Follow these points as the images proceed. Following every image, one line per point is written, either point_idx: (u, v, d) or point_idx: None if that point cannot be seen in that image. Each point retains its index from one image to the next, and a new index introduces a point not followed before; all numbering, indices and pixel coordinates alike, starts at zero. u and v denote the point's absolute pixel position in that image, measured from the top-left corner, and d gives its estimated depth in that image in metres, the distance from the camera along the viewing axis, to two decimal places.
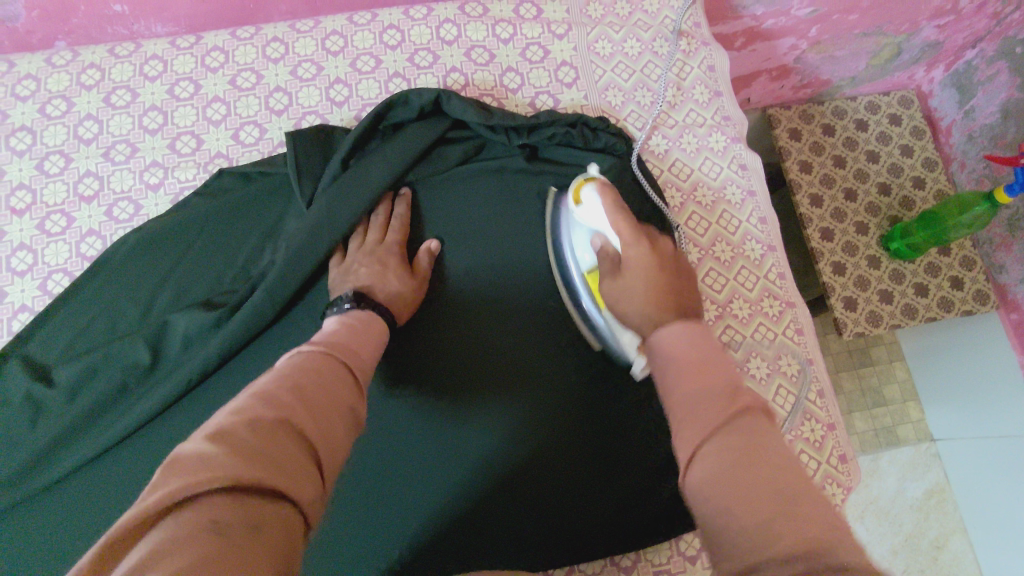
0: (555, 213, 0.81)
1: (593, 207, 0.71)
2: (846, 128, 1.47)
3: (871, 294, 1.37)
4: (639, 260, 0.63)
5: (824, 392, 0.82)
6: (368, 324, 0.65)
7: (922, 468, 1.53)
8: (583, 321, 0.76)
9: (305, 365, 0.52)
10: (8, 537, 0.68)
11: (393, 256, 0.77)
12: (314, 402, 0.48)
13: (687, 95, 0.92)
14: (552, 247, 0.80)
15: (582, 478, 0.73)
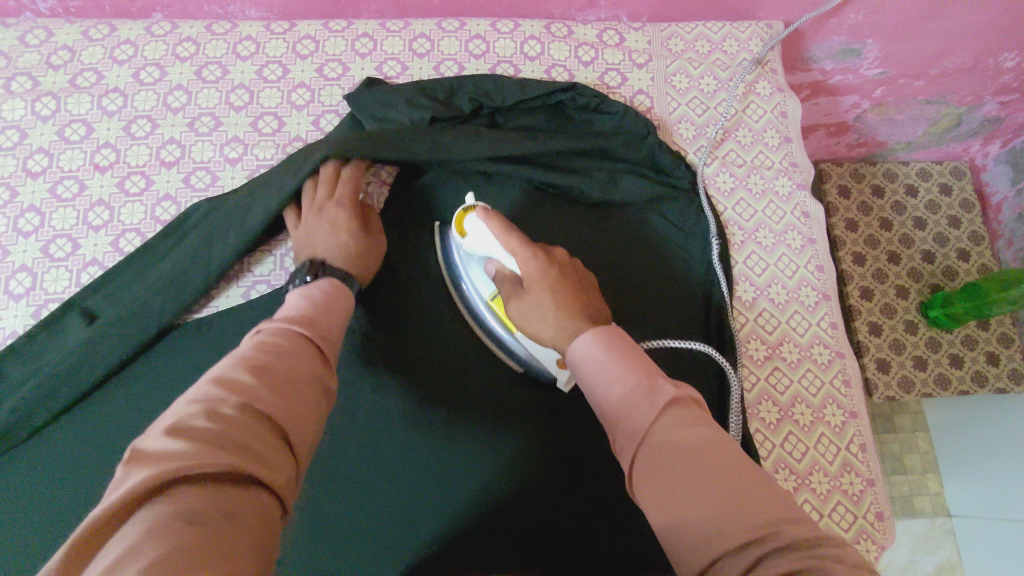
0: (445, 246, 0.82)
1: (478, 231, 0.70)
2: (895, 192, 1.48)
3: (905, 359, 1.37)
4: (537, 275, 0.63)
5: (867, 446, 0.81)
6: (332, 289, 0.64)
7: (934, 542, 1.48)
8: (500, 349, 0.78)
9: (268, 346, 0.51)
10: (54, 482, 0.72)
11: (343, 211, 0.76)
12: (281, 385, 0.48)
13: (757, 137, 0.93)
14: (449, 276, 0.82)
15: (564, 513, 0.73)
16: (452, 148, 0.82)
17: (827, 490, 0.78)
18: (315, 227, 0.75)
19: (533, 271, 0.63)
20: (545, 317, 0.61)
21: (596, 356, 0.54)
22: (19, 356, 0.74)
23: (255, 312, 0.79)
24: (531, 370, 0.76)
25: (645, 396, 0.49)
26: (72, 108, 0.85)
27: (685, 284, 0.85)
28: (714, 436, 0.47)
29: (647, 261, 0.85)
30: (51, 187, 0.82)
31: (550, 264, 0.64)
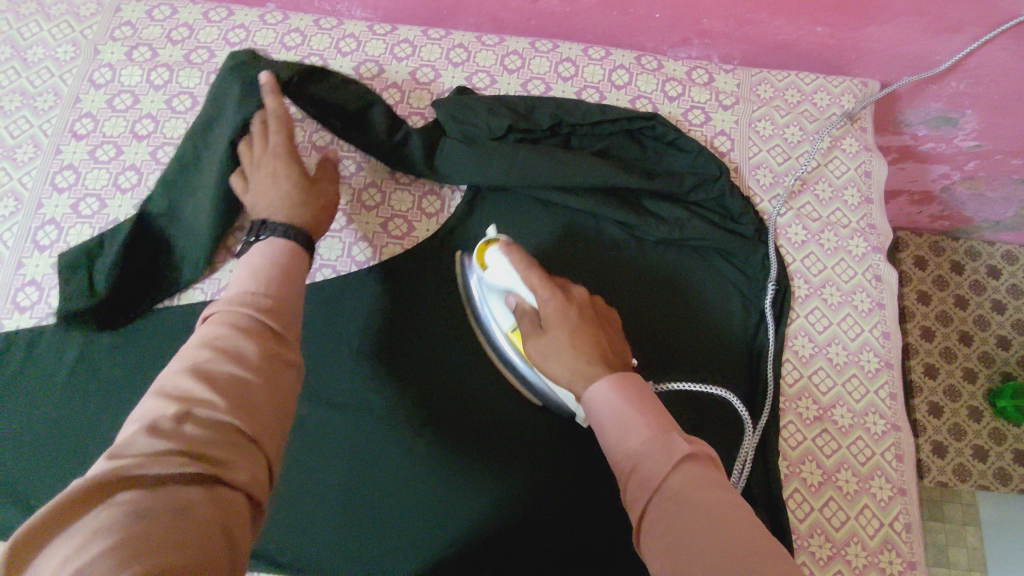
0: (467, 276, 0.81)
1: (498, 265, 0.71)
2: (976, 271, 1.43)
3: (964, 447, 1.32)
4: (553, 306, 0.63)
5: (913, 527, 0.77)
6: (288, 256, 0.62)
7: None
8: (520, 381, 0.77)
9: (216, 343, 0.52)
10: (101, 428, 0.76)
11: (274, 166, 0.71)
12: (233, 386, 0.49)
13: (837, 193, 0.91)
14: (470, 306, 0.80)
15: (560, 526, 0.74)
16: (518, 165, 0.85)
17: (863, 564, 0.75)
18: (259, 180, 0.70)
19: (549, 308, 0.62)
20: (558, 359, 0.59)
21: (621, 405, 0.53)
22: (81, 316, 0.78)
23: (319, 296, 0.82)
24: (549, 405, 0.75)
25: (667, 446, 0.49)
26: (183, 81, 0.91)
27: (729, 325, 0.84)
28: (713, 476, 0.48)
29: (693, 299, 0.85)
30: (152, 150, 0.87)
31: (566, 299, 0.63)
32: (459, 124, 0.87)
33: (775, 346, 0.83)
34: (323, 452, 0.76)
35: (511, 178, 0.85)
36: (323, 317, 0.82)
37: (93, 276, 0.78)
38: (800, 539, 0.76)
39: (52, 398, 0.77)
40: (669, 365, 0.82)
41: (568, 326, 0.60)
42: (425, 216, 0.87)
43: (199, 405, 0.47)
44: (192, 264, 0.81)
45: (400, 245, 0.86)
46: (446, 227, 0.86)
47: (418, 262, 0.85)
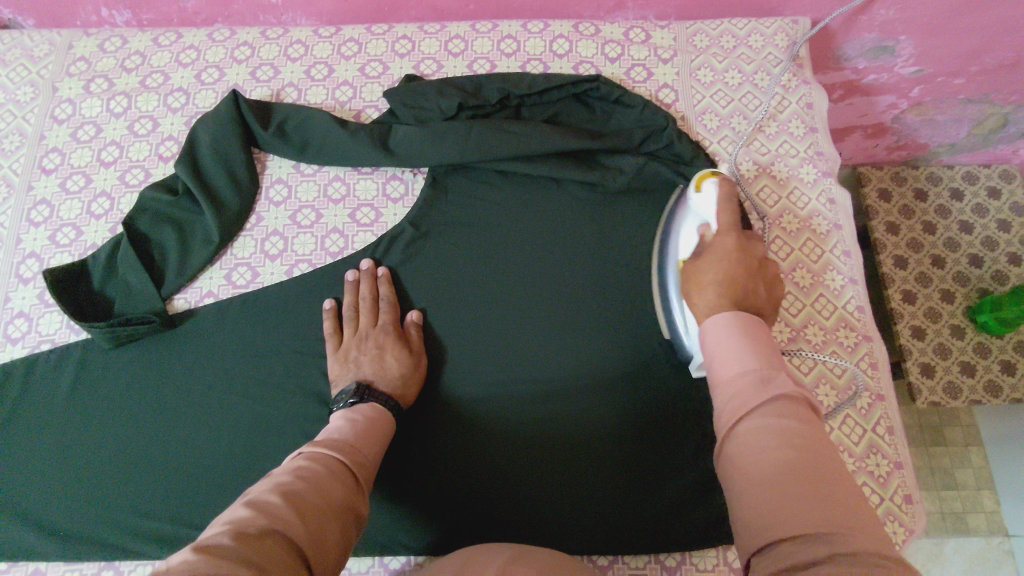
0: (675, 205, 0.81)
1: (709, 194, 0.73)
2: (939, 196, 1.41)
3: (951, 365, 1.30)
4: (724, 246, 0.62)
5: (895, 430, 0.81)
6: (369, 416, 0.69)
7: (993, 563, 1.26)
8: (664, 319, 0.79)
9: (301, 468, 0.56)
10: (103, 441, 0.78)
11: (389, 335, 0.80)
12: (308, 511, 0.51)
13: (782, 127, 0.95)
14: (661, 233, 0.82)
15: (566, 474, 0.78)
16: (471, 138, 0.88)
17: (852, 471, 0.78)
18: (361, 360, 0.78)
19: (723, 242, 0.63)
20: (709, 286, 0.61)
21: (727, 342, 0.54)
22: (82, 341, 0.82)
23: (298, 290, 0.85)
24: (676, 344, 0.78)
25: (757, 388, 0.50)
26: (142, 106, 0.94)
27: None
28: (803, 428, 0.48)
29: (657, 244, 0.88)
30: (120, 175, 0.90)
31: (743, 242, 0.63)
32: (412, 108, 0.91)
33: None
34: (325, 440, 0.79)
35: (465, 151, 0.88)
36: (303, 309, 0.85)
37: (100, 288, 0.84)
38: None
39: (53, 419, 0.80)
40: (644, 308, 0.84)
41: (731, 257, 0.61)
42: (391, 201, 0.90)
43: (275, 517, 0.49)
44: (177, 274, 0.85)
45: (370, 232, 0.89)
46: (415, 207, 0.89)
47: (390, 244, 0.87)
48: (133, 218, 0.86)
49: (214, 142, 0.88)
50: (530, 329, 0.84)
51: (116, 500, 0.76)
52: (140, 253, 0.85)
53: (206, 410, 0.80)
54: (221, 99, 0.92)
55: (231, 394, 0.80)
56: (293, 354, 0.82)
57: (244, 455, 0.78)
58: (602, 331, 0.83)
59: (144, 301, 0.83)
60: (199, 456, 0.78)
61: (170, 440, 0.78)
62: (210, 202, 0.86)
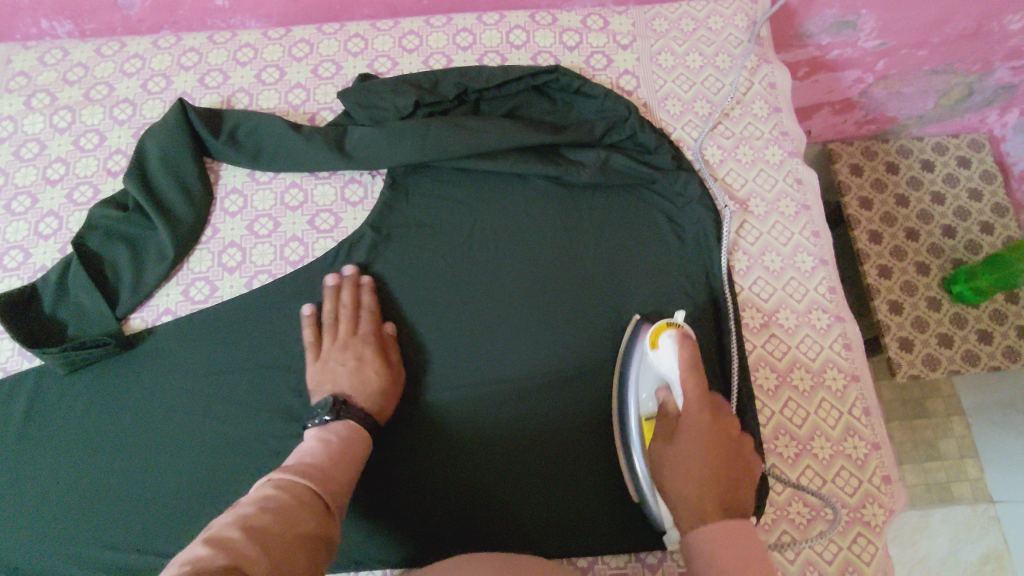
0: (632, 342, 0.77)
1: (667, 354, 0.70)
2: (911, 167, 1.39)
3: (929, 338, 1.28)
4: (693, 429, 0.63)
5: (871, 410, 0.80)
6: (339, 443, 0.66)
7: (978, 530, 1.26)
8: (629, 474, 0.73)
9: (265, 500, 0.53)
10: (63, 470, 0.76)
11: (369, 347, 0.78)
12: (280, 540, 0.49)
13: (746, 109, 0.94)
14: (616, 391, 0.77)
15: (543, 476, 0.76)
16: (428, 137, 0.86)
17: (830, 455, 0.77)
18: (338, 371, 0.76)
19: (689, 419, 0.64)
20: (685, 472, 0.61)
21: (709, 536, 0.56)
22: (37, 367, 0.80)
23: (258, 302, 0.83)
24: (645, 505, 0.72)
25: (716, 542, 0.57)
26: (87, 120, 0.90)
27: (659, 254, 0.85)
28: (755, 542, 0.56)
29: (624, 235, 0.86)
30: (68, 193, 0.87)
31: (710, 403, 0.65)
32: (368, 108, 0.89)
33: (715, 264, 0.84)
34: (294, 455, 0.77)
35: (423, 151, 0.86)
36: (263, 322, 0.82)
37: (50, 312, 0.80)
38: (766, 443, 0.78)
39: (10, 450, 0.77)
40: (613, 302, 0.83)
41: (706, 441, 0.62)
42: (350, 205, 0.88)
43: (248, 547, 0.47)
44: (132, 293, 0.82)
45: (330, 239, 0.86)
46: (375, 210, 0.87)
47: (352, 250, 0.85)
48: (82, 238, 0.83)
49: (163, 155, 0.85)
50: (497, 329, 0.82)
51: (79, 531, 0.74)
52: (92, 273, 0.82)
53: (168, 432, 0.77)
54: (168, 109, 0.89)
55: (194, 414, 0.78)
56: (256, 369, 0.80)
57: (210, 475, 0.76)
58: (570, 326, 0.82)
59: (99, 323, 0.80)
60: (163, 480, 0.76)
61: (133, 465, 0.76)
62: (163, 218, 0.83)
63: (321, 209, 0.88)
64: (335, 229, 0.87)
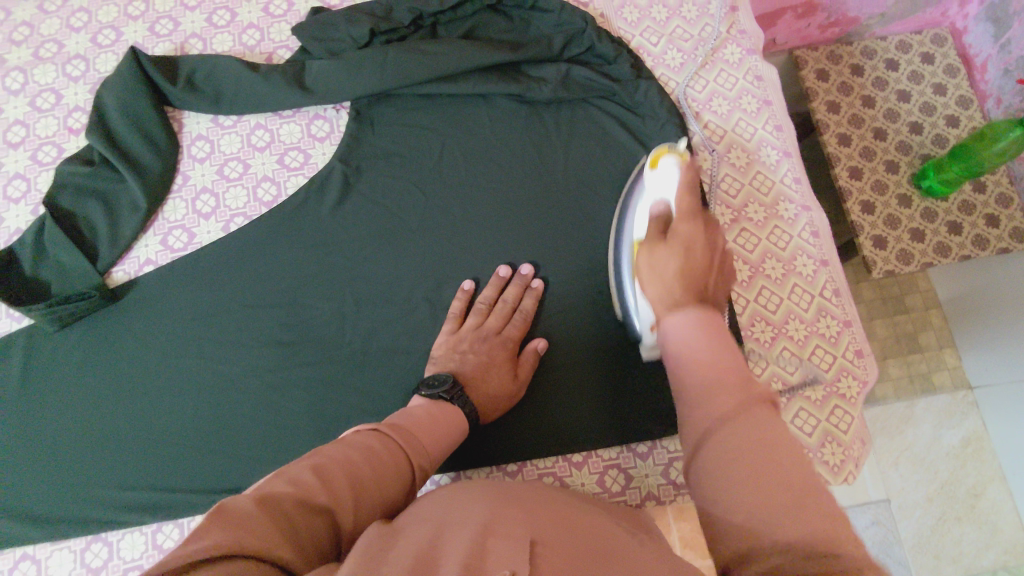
0: (630, 194, 0.78)
1: (667, 174, 0.68)
2: (876, 68, 1.32)
3: (902, 233, 1.23)
4: (688, 235, 0.49)
5: (841, 291, 0.83)
6: (443, 412, 0.66)
7: (958, 415, 1.30)
8: (616, 285, 0.78)
9: (372, 451, 0.54)
10: (67, 421, 0.78)
11: (503, 349, 0.77)
12: (353, 482, 0.50)
13: (703, 10, 0.94)
14: (620, 212, 0.80)
15: (539, 395, 0.79)
16: (387, 64, 0.86)
17: (805, 337, 0.80)
18: (467, 357, 0.75)
19: (686, 231, 0.50)
20: (660, 283, 0.49)
21: (683, 327, 0.45)
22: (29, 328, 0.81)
23: (237, 243, 0.84)
24: (627, 319, 0.77)
25: (675, 310, 0.46)
26: (40, 79, 0.89)
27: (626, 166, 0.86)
28: (748, 405, 0.39)
29: (593, 147, 0.87)
30: (31, 154, 0.86)
31: (709, 229, 0.50)
32: (325, 41, 0.88)
33: None
34: (289, 387, 0.79)
35: (383, 79, 0.86)
36: (244, 263, 0.83)
37: (33, 273, 0.81)
38: (743, 331, 0.81)
39: (11, 407, 0.79)
40: (587, 211, 0.84)
41: (699, 249, 0.49)
42: (318, 140, 0.88)
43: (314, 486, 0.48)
44: (111, 247, 0.83)
45: (301, 176, 0.87)
46: (343, 144, 0.87)
47: (325, 183, 0.86)
48: (53, 197, 0.83)
49: (122, 107, 0.84)
50: (480, 249, 0.84)
51: (91, 478, 0.76)
52: (66, 229, 0.82)
53: (165, 377, 0.79)
54: (121, 60, 0.87)
55: (187, 358, 0.80)
56: (242, 310, 0.82)
57: (210, 413, 0.78)
58: (545, 237, 0.84)
59: (80, 276, 0.81)
60: (166, 423, 0.78)
61: (134, 411, 0.78)
62: (131, 169, 0.83)
63: (288, 147, 0.88)
64: (305, 166, 0.87)
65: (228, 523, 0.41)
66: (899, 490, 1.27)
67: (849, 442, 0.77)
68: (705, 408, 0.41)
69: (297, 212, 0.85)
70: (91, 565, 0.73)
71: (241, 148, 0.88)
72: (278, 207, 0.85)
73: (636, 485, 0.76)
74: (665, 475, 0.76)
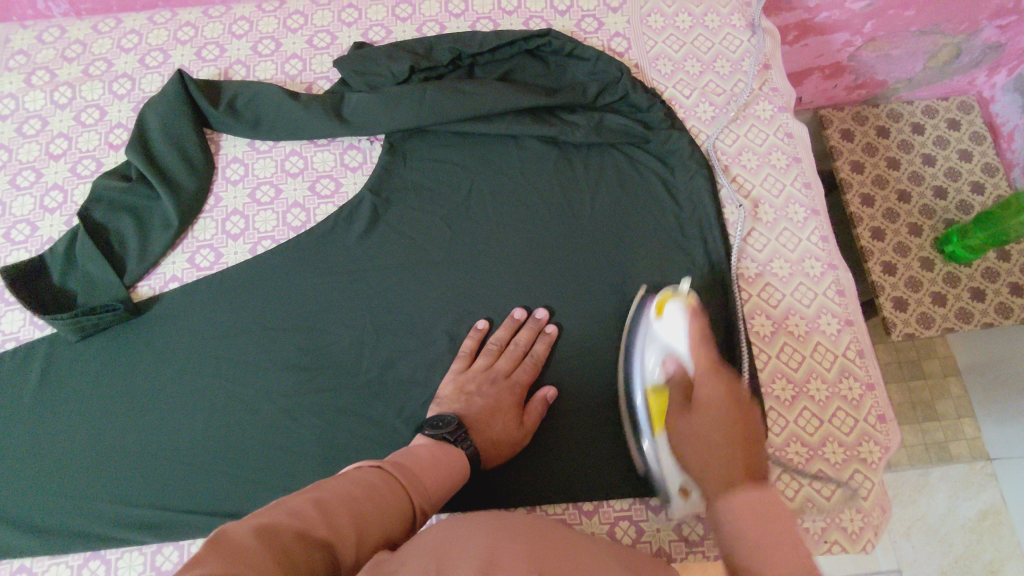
0: (639, 310, 0.79)
1: (673, 320, 0.71)
2: (902, 131, 1.33)
3: (924, 297, 1.22)
4: (711, 399, 0.60)
5: (865, 352, 0.82)
6: (447, 454, 0.65)
7: (975, 488, 1.26)
8: (628, 417, 0.76)
9: (374, 486, 0.53)
10: (80, 430, 0.78)
11: (511, 393, 0.76)
12: (356, 515, 0.50)
13: (735, 67, 0.95)
14: (631, 318, 0.79)
15: (553, 440, 0.78)
16: (424, 101, 0.87)
17: (827, 397, 0.79)
18: (473, 399, 0.75)
19: (705, 391, 0.61)
20: (705, 446, 0.57)
21: (733, 506, 0.48)
22: (49, 336, 0.82)
23: (262, 265, 0.85)
24: (650, 476, 0.73)
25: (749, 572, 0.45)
26: (87, 95, 0.92)
27: (651, 215, 0.86)
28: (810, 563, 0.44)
29: (621, 192, 0.87)
30: (71, 166, 0.88)
31: (731, 386, 0.61)
32: (364, 74, 0.90)
33: (707, 219, 0.85)
34: (301, 414, 0.79)
35: (417, 115, 0.87)
36: (267, 285, 0.84)
37: (61, 282, 0.82)
38: (763, 386, 0.80)
39: (24, 414, 0.79)
40: (611, 255, 0.85)
41: (722, 404, 0.59)
42: (349, 170, 0.90)
43: (315, 521, 0.48)
44: (139, 261, 0.84)
45: (331, 204, 0.88)
46: (374, 175, 0.88)
47: (354, 213, 0.87)
48: (88, 209, 0.84)
49: (164, 127, 0.86)
50: (502, 287, 0.84)
51: (97, 492, 0.76)
52: (97, 242, 0.83)
53: (179, 395, 0.79)
54: (167, 81, 0.90)
55: (204, 377, 0.80)
56: (262, 333, 0.82)
57: (221, 434, 0.78)
58: (568, 279, 0.84)
59: (107, 290, 0.82)
60: (177, 442, 0.78)
61: (146, 427, 0.78)
62: (167, 187, 0.85)
63: (321, 175, 0.89)
64: (335, 195, 0.89)
65: (226, 559, 0.40)
66: (912, 562, 1.22)
67: (868, 509, 0.75)
68: (755, 539, 0.45)
69: (324, 239, 0.86)
70: None
71: (273, 173, 0.89)
72: (306, 233, 0.86)
73: (647, 538, 0.74)
74: (677, 530, 0.74)
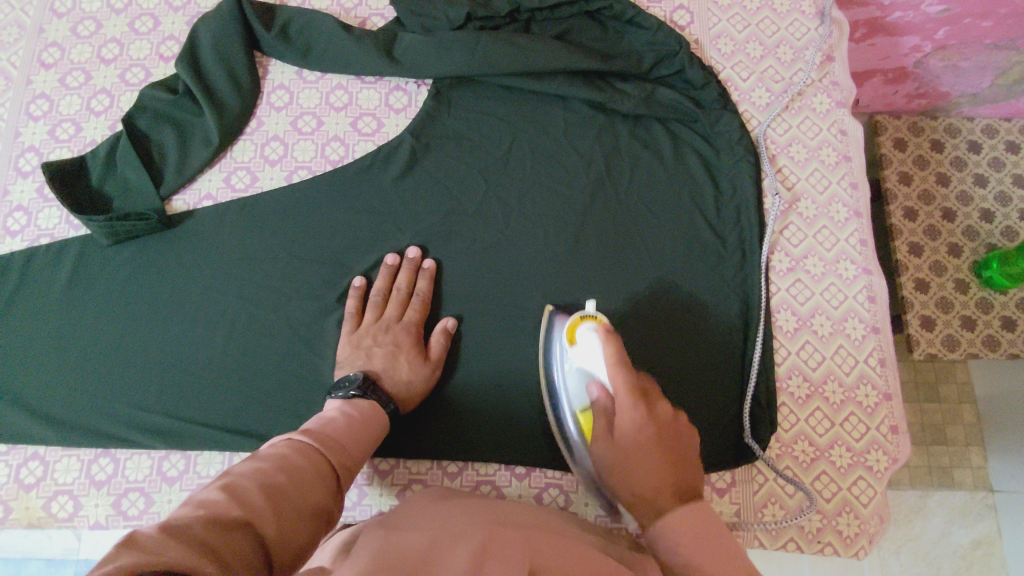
0: (549, 344, 0.76)
1: (589, 344, 0.68)
2: (957, 147, 1.28)
3: (952, 319, 1.18)
4: (631, 435, 0.54)
5: (887, 361, 0.80)
6: (359, 408, 0.66)
7: (972, 517, 1.24)
8: (551, 400, 0.74)
9: (287, 459, 0.52)
10: (105, 328, 0.80)
11: (408, 336, 0.77)
12: (278, 494, 0.48)
13: (798, 55, 0.92)
14: (546, 324, 0.78)
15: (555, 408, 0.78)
16: (476, 51, 0.86)
17: (842, 401, 0.78)
18: (373, 351, 0.76)
19: (627, 420, 0.55)
20: (636, 479, 0.53)
21: (674, 536, 0.49)
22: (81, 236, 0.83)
23: (294, 195, 0.85)
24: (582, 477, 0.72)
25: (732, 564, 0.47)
26: (143, 3, 0.92)
27: (685, 195, 0.85)
28: None
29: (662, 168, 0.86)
30: (121, 73, 0.89)
31: (647, 390, 0.56)
32: (420, 16, 0.89)
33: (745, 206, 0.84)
34: (316, 346, 0.79)
35: (467, 64, 0.86)
36: (297, 214, 0.84)
37: (99, 185, 0.83)
38: (779, 382, 0.79)
39: (49, 309, 0.81)
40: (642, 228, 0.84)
41: (648, 443, 0.54)
42: (393, 111, 0.89)
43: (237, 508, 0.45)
44: (177, 174, 0.85)
45: (371, 142, 0.88)
46: (417, 119, 0.88)
47: (391, 154, 0.87)
48: (133, 116, 0.85)
49: (214, 43, 0.86)
50: (528, 249, 0.83)
51: (112, 393, 0.78)
52: (138, 150, 0.84)
53: (199, 309, 0.81)
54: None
55: (226, 296, 0.81)
56: (286, 262, 0.82)
57: (234, 354, 0.79)
58: (595, 247, 0.83)
59: (143, 198, 0.83)
60: (192, 355, 0.79)
61: (165, 337, 0.80)
62: (211, 104, 0.85)
63: (364, 112, 0.89)
64: (374, 134, 0.88)
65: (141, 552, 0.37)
66: None
67: (866, 516, 0.75)
68: None
69: (360, 177, 0.86)
70: (94, 477, 0.75)
71: (316, 105, 0.89)
72: (343, 168, 0.86)
73: None
74: None
